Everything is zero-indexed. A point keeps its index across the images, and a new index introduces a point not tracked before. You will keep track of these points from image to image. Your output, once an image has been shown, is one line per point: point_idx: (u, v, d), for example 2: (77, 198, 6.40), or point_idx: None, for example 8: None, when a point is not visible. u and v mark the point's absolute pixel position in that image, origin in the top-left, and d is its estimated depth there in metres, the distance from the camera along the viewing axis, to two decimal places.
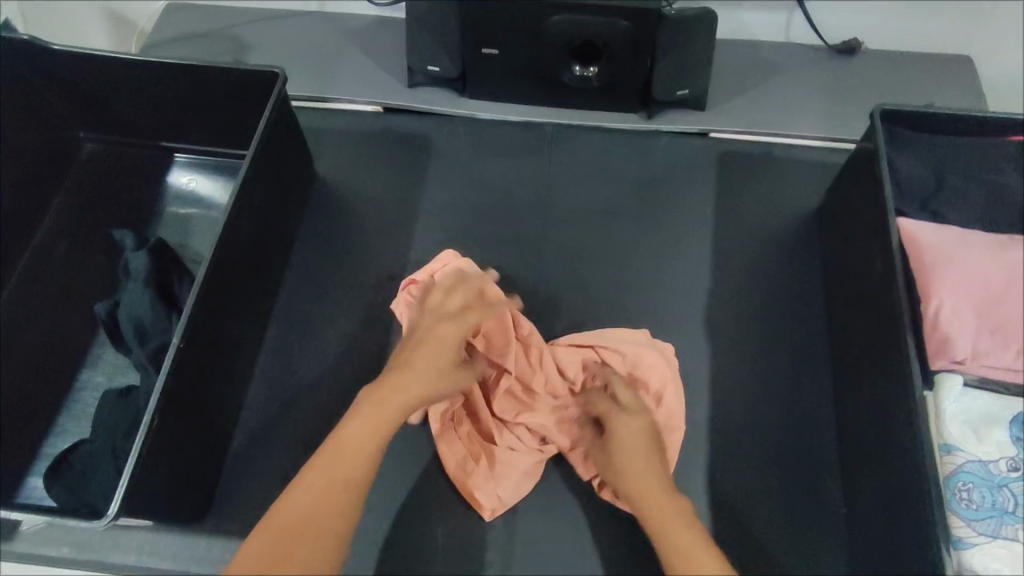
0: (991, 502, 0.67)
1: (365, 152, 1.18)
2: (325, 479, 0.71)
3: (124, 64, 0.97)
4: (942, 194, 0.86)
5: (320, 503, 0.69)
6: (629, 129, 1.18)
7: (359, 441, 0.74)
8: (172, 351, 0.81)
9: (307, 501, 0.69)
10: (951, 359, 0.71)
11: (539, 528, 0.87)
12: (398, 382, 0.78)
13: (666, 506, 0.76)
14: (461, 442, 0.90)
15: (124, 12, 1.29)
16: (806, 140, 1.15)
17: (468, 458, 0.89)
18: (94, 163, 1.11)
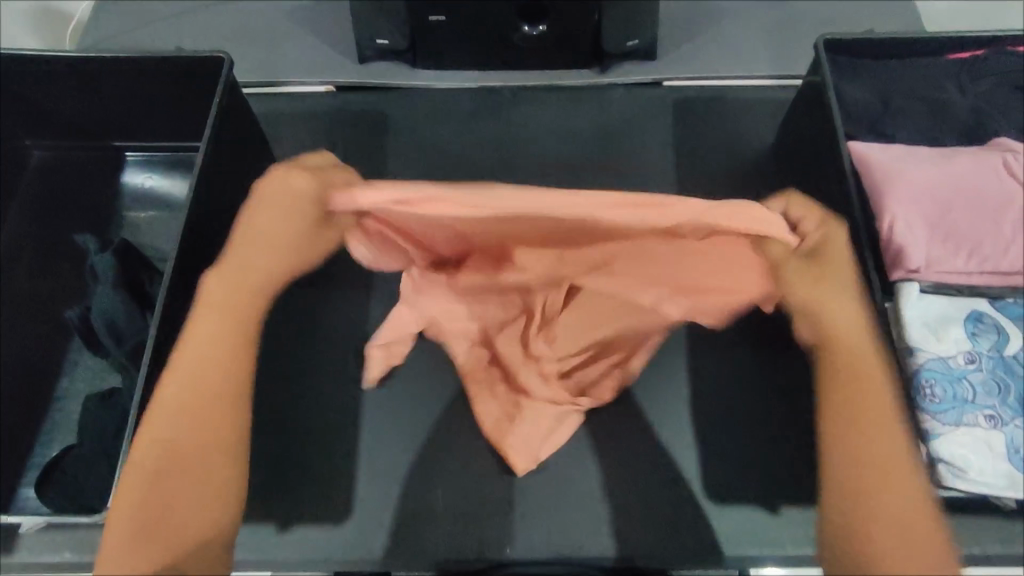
0: (952, 393, 0.70)
1: (330, 133, 1.16)
2: (157, 458, 0.55)
3: (65, 67, 0.94)
4: (889, 114, 0.90)
5: (177, 449, 0.55)
6: (585, 86, 1.19)
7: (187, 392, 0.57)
8: (151, 346, 0.80)
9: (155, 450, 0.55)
10: (907, 269, 0.74)
11: (536, 477, 0.88)
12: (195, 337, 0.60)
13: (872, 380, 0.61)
14: (497, 403, 0.87)
15: (59, 7, 1.24)
16: (758, 81, 1.17)
17: (503, 418, 0.87)
18: (46, 170, 1.07)
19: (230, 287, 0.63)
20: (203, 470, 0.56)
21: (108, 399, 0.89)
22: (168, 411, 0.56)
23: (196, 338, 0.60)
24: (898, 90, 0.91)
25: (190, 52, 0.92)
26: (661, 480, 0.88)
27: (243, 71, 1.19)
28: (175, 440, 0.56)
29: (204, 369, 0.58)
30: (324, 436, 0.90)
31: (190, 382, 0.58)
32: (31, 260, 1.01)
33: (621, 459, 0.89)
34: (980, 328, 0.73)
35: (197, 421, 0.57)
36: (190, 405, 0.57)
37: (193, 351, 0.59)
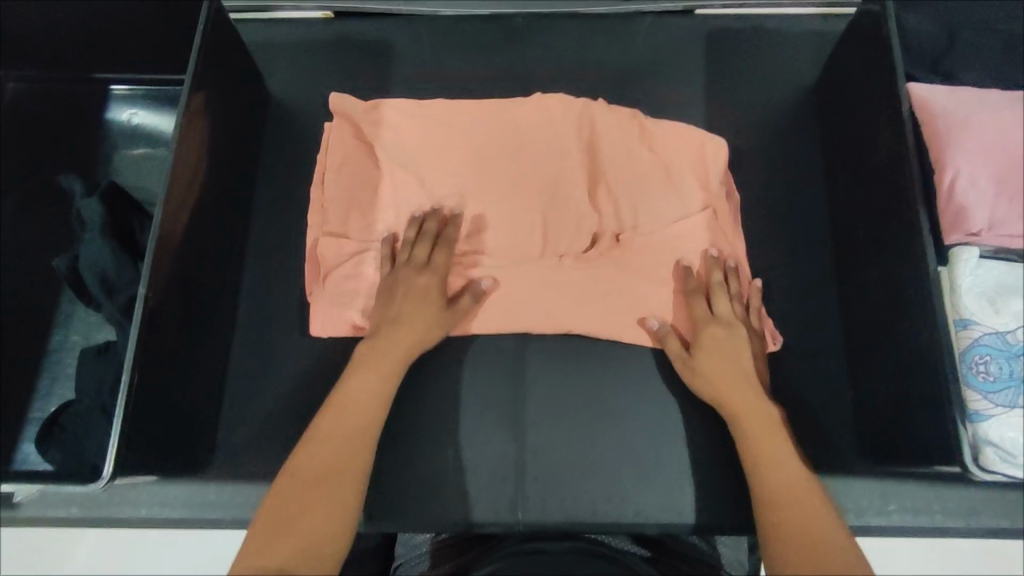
0: (1009, 371, 0.60)
1: (328, 64, 1.07)
2: (338, 434, 0.72)
3: None
4: (957, 50, 0.80)
5: (341, 447, 0.71)
6: (610, 13, 1.08)
7: (360, 404, 0.75)
8: (140, 302, 0.75)
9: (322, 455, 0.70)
10: (967, 231, 0.66)
11: (548, 438, 0.85)
12: (402, 322, 0.79)
13: (750, 410, 0.75)
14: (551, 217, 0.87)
15: None
16: (799, 11, 1.07)
17: (566, 205, 0.87)
18: (20, 104, 0.99)
19: (418, 299, 0.81)
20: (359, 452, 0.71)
21: (105, 353, 0.86)
22: (369, 395, 0.76)
23: (418, 303, 0.80)
24: (964, 22, 0.80)
25: None
26: (679, 448, 0.84)
27: None
28: (357, 413, 0.74)
29: (377, 390, 0.76)
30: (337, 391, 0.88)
31: (371, 398, 0.76)
32: (12, 202, 0.94)
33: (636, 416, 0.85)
34: None
35: (372, 413, 0.75)
36: (372, 407, 0.75)
37: (365, 388, 0.76)
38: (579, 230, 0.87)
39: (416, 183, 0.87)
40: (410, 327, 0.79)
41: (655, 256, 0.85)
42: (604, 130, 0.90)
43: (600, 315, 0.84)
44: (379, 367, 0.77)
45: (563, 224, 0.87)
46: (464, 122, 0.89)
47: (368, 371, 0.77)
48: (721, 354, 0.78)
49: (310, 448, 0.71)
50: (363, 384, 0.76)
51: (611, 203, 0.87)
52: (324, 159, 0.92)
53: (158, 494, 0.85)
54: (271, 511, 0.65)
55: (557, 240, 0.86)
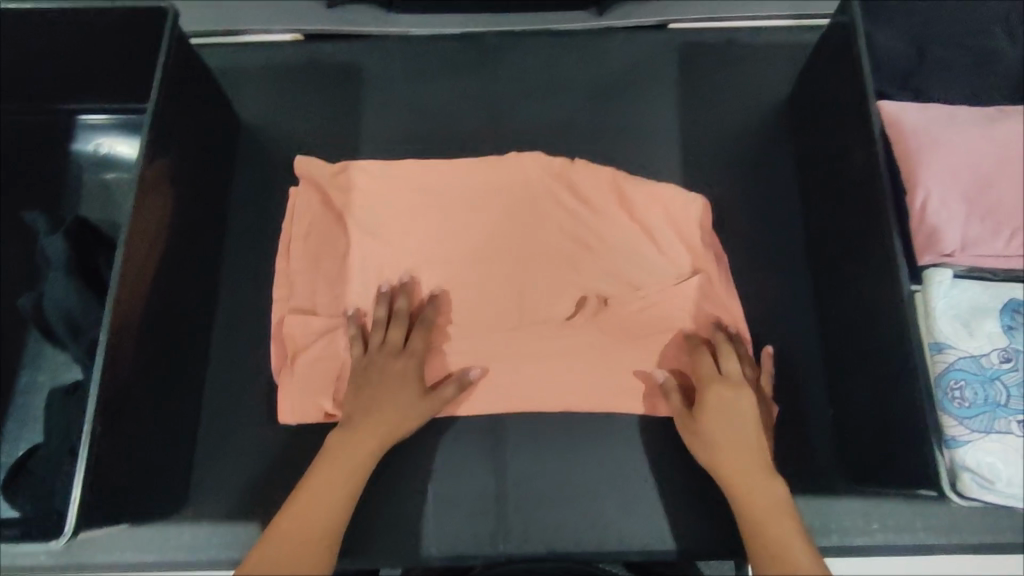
0: (984, 397, 0.59)
1: (298, 86, 1.06)
2: (308, 515, 0.73)
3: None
4: (928, 66, 0.79)
5: (309, 519, 0.73)
6: (582, 29, 1.07)
7: (332, 484, 0.76)
8: (100, 348, 0.73)
9: (296, 527, 0.72)
10: (940, 252, 0.65)
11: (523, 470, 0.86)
12: (381, 401, 0.81)
13: (752, 480, 0.74)
14: (531, 277, 0.90)
15: None
16: (771, 22, 1.06)
17: (545, 264, 0.91)
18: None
19: (398, 373, 0.82)
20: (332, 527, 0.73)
21: (73, 394, 0.84)
22: (329, 470, 0.77)
23: (404, 382, 0.82)
24: (934, 37, 0.80)
25: (129, 4, 0.82)
26: (658, 467, 0.86)
27: (197, 14, 1.07)
28: (327, 491, 0.75)
29: (341, 464, 0.77)
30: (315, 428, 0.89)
31: (340, 475, 0.77)
32: None
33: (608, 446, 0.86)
34: (1018, 321, 0.62)
35: (345, 487, 0.76)
36: (338, 480, 0.77)
37: (335, 469, 0.77)
38: (564, 296, 0.89)
39: (388, 247, 0.93)
40: (384, 405, 0.81)
41: (637, 306, 0.87)
42: (580, 188, 0.94)
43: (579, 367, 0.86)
44: (355, 441, 0.79)
45: (541, 282, 0.90)
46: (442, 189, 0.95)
47: (348, 440, 0.79)
48: (726, 420, 0.76)
49: (284, 522, 0.72)
50: (342, 453, 0.78)
51: (589, 260, 0.91)
52: (287, 228, 0.96)
53: (131, 538, 0.85)
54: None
55: (537, 299, 0.89)
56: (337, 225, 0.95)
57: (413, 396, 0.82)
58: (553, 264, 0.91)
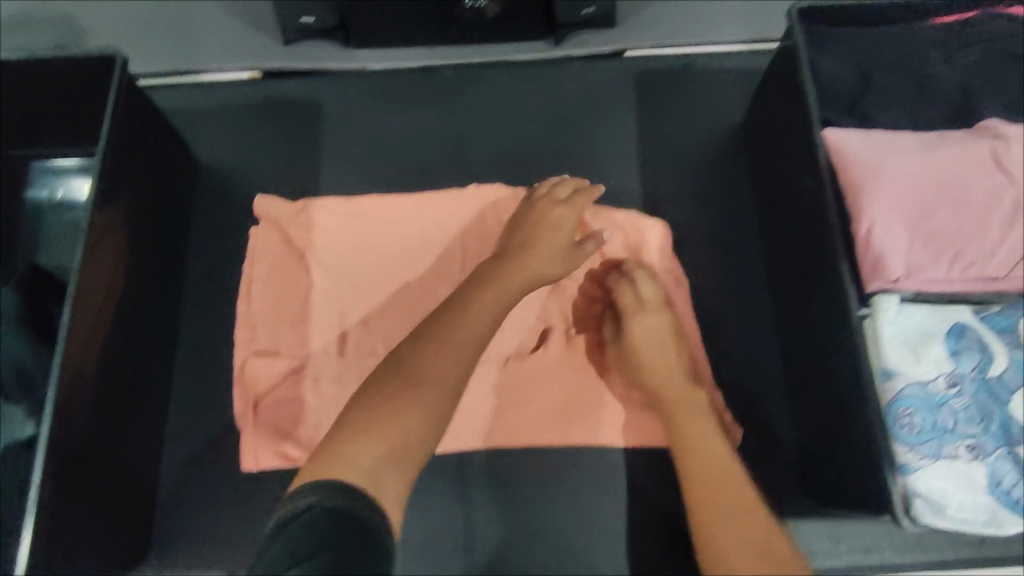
0: (932, 423, 0.61)
1: (257, 124, 1.06)
2: (447, 355, 0.67)
3: None
4: (872, 92, 0.81)
5: (407, 366, 0.66)
6: (540, 59, 1.08)
7: (473, 326, 0.71)
8: (48, 406, 0.73)
9: (445, 371, 0.66)
10: (886, 279, 0.66)
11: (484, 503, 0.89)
12: (535, 250, 0.83)
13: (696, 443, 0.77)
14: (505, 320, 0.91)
15: None
16: (725, 46, 1.08)
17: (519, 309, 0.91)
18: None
19: (504, 240, 0.86)
20: (444, 373, 0.66)
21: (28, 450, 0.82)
22: (477, 326, 0.71)
23: (544, 241, 0.84)
24: (879, 62, 0.81)
25: (77, 54, 0.83)
26: (616, 492, 0.90)
27: (155, 57, 1.07)
28: (458, 340, 0.69)
29: (486, 311, 0.73)
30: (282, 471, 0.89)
31: (479, 326, 0.72)
32: None
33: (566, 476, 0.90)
34: (962, 345, 0.63)
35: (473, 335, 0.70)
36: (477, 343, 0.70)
37: (472, 316, 0.72)
38: (521, 327, 0.91)
39: (351, 292, 0.94)
40: (546, 251, 0.83)
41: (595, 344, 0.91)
42: None
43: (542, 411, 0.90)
44: (484, 296, 0.75)
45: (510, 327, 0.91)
46: (403, 225, 0.96)
47: (500, 274, 0.78)
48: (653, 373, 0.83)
49: (439, 360, 0.67)
50: (477, 301, 0.74)
51: (557, 297, 0.92)
52: (248, 270, 0.95)
53: None
54: (351, 428, 0.61)
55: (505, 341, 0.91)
56: (298, 264, 0.95)
57: (559, 256, 0.84)
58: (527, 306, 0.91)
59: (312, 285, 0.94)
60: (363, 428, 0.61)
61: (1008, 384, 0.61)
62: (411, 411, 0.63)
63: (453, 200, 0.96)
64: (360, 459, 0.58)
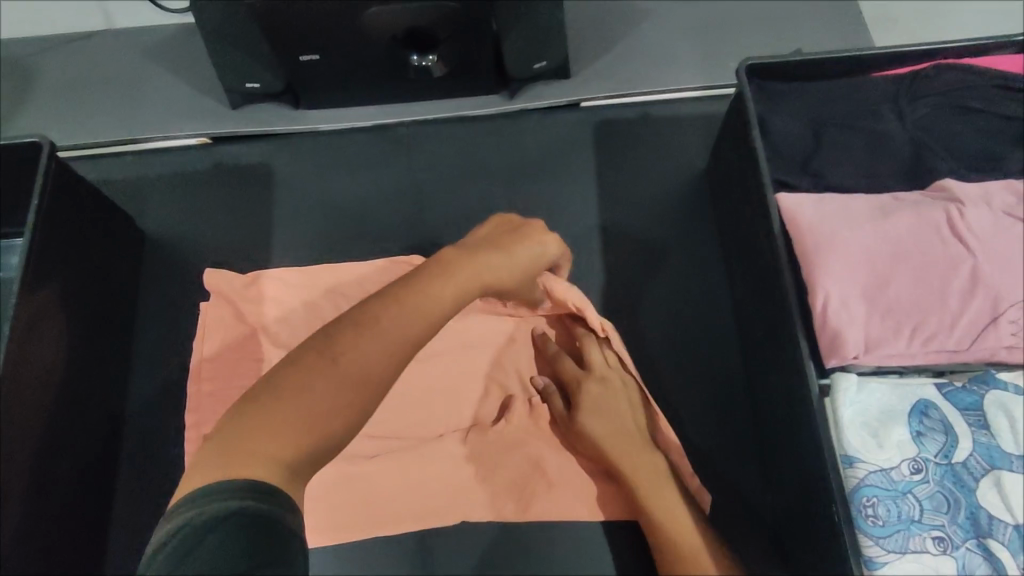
0: (897, 514, 0.59)
1: (204, 191, 1.02)
2: (391, 343, 0.56)
3: None
4: (824, 150, 0.79)
5: (357, 341, 0.55)
6: (495, 113, 1.06)
7: (422, 311, 0.59)
8: None
9: (371, 358, 0.55)
10: (844, 357, 0.64)
11: None
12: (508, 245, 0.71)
13: (657, 513, 0.77)
14: (466, 390, 0.90)
15: None
16: (684, 93, 1.06)
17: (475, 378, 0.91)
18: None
19: (490, 228, 0.74)
20: (377, 365, 0.55)
21: None
22: (430, 312, 0.59)
23: (525, 244, 0.73)
24: (829, 119, 0.80)
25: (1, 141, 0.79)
26: (586, 572, 0.85)
27: (98, 128, 1.04)
28: (412, 317, 0.58)
29: (444, 296, 0.62)
30: None
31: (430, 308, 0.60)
32: None
33: (537, 553, 0.85)
34: (926, 427, 0.61)
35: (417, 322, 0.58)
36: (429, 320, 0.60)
37: (432, 296, 0.61)
38: (488, 395, 0.91)
39: None
40: (521, 260, 0.72)
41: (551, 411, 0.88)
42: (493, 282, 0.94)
43: (507, 486, 0.86)
44: (444, 268, 0.65)
45: (472, 399, 0.90)
46: (357, 297, 0.94)
47: (443, 270, 0.64)
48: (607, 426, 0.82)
49: (365, 348, 0.55)
50: (431, 294, 0.61)
51: (514, 364, 0.91)
52: (198, 346, 0.91)
53: None
54: (258, 412, 0.52)
55: (469, 413, 0.90)
56: (247, 341, 0.91)
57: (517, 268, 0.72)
58: (487, 377, 0.91)
59: (263, 361, 0.90)
60: (264, 419, 0.52)
61: (974, 469, 0.60)
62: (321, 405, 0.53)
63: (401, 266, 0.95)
64: (253, 448, 0.49)
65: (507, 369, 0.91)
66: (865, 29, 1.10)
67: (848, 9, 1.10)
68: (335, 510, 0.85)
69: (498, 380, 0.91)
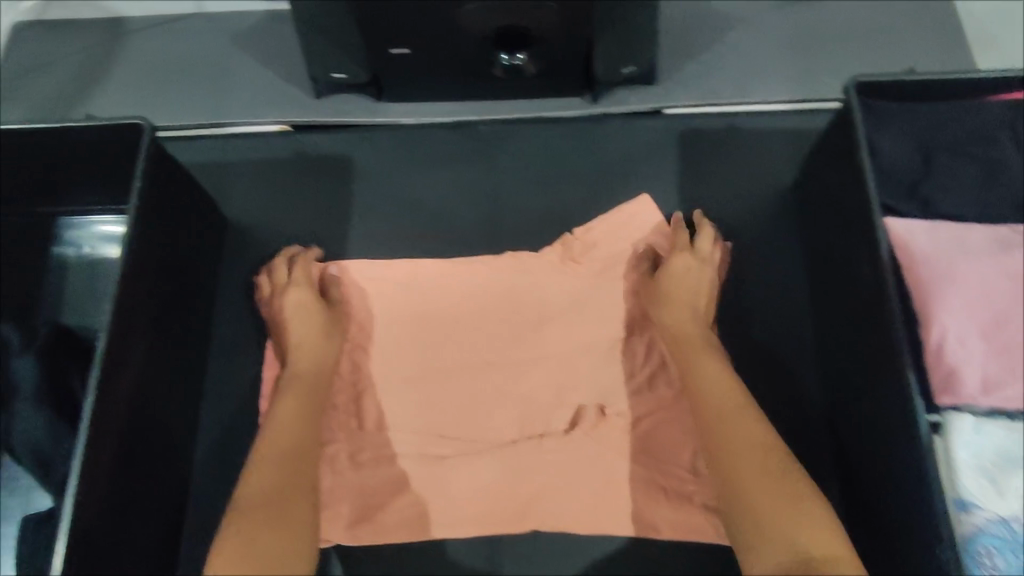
0: (1014, 564, 0.60)
1: (284, 179, 1.03)
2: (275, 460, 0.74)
3: None
4: (934, 176, 0.76)
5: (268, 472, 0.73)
6: (577, 116, 1.04)
7: (278, 433, 0.77)
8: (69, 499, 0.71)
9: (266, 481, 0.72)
10: (959, 396, 0.62)
11: None
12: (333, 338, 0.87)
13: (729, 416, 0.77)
14: (540, 395, 0.89)
15: None
16: (773, 106, 1.03)
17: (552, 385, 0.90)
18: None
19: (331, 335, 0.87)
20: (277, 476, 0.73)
21: (46, 522, 0.80)
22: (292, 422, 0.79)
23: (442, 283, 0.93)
24: (941, 143, 0.77)
25: (103, 123, 0.81)
26: None
27: (185, 112, 1.05)
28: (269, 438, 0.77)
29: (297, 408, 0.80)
30: None
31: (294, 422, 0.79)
32: None
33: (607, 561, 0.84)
34: None
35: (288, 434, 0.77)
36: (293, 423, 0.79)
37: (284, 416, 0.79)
38: (561, 405, 0.89)
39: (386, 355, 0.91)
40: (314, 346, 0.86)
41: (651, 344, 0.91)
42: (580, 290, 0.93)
43: (587, 495, 0.85)
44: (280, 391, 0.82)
45: (546, 405, 0.89)
46: (432, 301, 0.93)
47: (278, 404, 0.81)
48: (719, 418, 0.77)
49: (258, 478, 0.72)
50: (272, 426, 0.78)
51: (592, 373, 0.90)
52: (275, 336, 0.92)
53: None
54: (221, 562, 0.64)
55: (543, 418, 0.88)
56: None
57: (322, 342, 0.87)
58: (564, 385, 0.90)
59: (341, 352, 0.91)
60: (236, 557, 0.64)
61: None
62: (271, 527, 0.67)
63: (505, 286, 0.94)
64: None
65: (587, 380, 0.90)
66: (967, 48, 1.05)
67: (948, 28, 1.06)
68: (408, 505, 0.85)
69: (576, 392, 0.89)
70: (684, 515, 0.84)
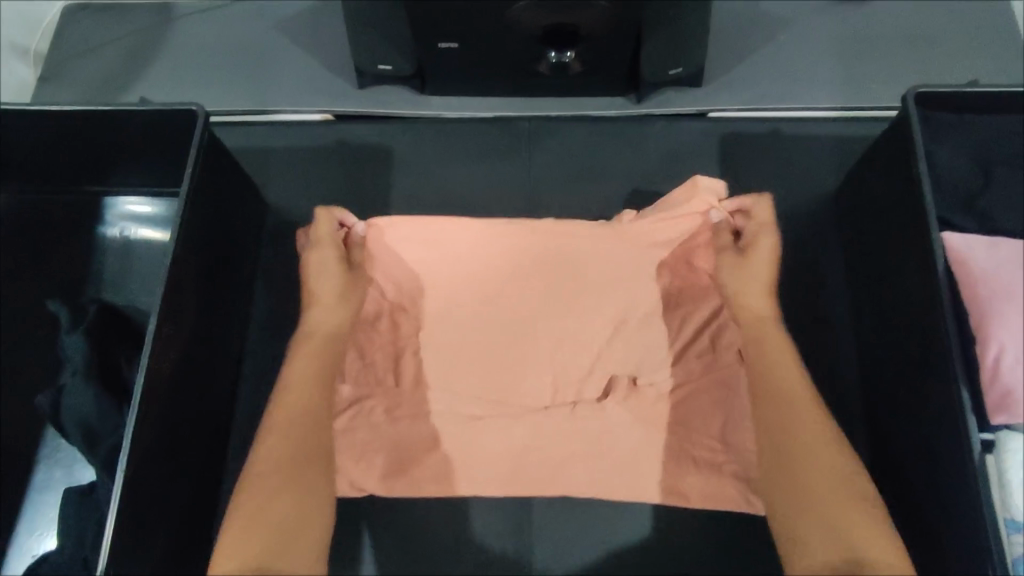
0: None
1: (325, 166, 1.04)
2: (291, 422, 0.73)
3: (35, 116, 0.84)
4: (994, 190, 0.74)
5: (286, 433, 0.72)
6: (620, 115, 1.04)
7: (297, 392, 0.75)
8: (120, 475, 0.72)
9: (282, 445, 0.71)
10: (1015, 415, 0.63)
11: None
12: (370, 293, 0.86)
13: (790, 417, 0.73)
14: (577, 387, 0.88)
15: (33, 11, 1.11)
16: (819, 112, 1.01)
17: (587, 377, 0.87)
18: (37, 212, 0.97)
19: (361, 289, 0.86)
20: (292, 439, 0.71)
21: (89, 495, 0.82)
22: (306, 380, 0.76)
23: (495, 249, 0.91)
24: (997, 156, 0.76)
25: (159, 106, 0.82)
26: None
27: (230, 98, 1.06)
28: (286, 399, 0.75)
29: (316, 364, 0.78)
30: (345, 527, 0.87)
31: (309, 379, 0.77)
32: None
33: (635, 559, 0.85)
34: None
35: (307, 396, 0.75)
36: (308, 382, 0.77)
37: (300, 374, 0.77)
38: None
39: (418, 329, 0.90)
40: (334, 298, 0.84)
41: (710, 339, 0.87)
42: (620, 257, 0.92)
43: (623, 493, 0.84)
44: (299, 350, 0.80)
45: None
46: (469, 264, 0.91)
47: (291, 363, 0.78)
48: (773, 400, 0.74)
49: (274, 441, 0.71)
50: (288, 384, 0.76)
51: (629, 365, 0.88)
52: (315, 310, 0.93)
53: None
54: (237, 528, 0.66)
55: None
56: None
57: (344, 301, 0.84)
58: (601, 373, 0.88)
59: None
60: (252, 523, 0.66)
61: None
62: (285, 496, 0.68)
63: (548, 255, 0.91)
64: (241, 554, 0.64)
65: (623, 358, 0.88)
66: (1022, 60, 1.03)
67: (1003, 38, 1.04)
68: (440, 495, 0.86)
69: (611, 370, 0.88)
70: (714, 487, 0.83)
